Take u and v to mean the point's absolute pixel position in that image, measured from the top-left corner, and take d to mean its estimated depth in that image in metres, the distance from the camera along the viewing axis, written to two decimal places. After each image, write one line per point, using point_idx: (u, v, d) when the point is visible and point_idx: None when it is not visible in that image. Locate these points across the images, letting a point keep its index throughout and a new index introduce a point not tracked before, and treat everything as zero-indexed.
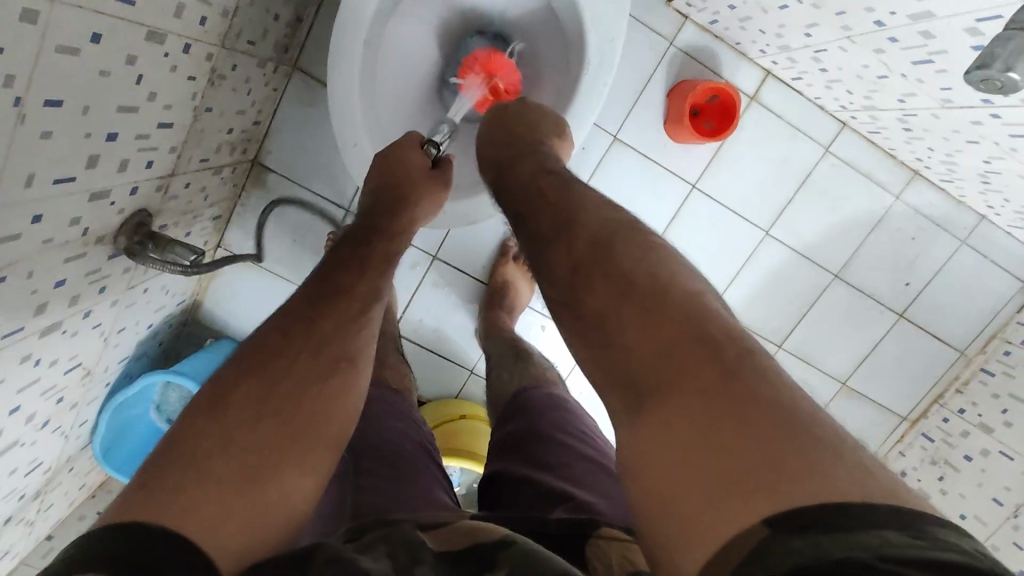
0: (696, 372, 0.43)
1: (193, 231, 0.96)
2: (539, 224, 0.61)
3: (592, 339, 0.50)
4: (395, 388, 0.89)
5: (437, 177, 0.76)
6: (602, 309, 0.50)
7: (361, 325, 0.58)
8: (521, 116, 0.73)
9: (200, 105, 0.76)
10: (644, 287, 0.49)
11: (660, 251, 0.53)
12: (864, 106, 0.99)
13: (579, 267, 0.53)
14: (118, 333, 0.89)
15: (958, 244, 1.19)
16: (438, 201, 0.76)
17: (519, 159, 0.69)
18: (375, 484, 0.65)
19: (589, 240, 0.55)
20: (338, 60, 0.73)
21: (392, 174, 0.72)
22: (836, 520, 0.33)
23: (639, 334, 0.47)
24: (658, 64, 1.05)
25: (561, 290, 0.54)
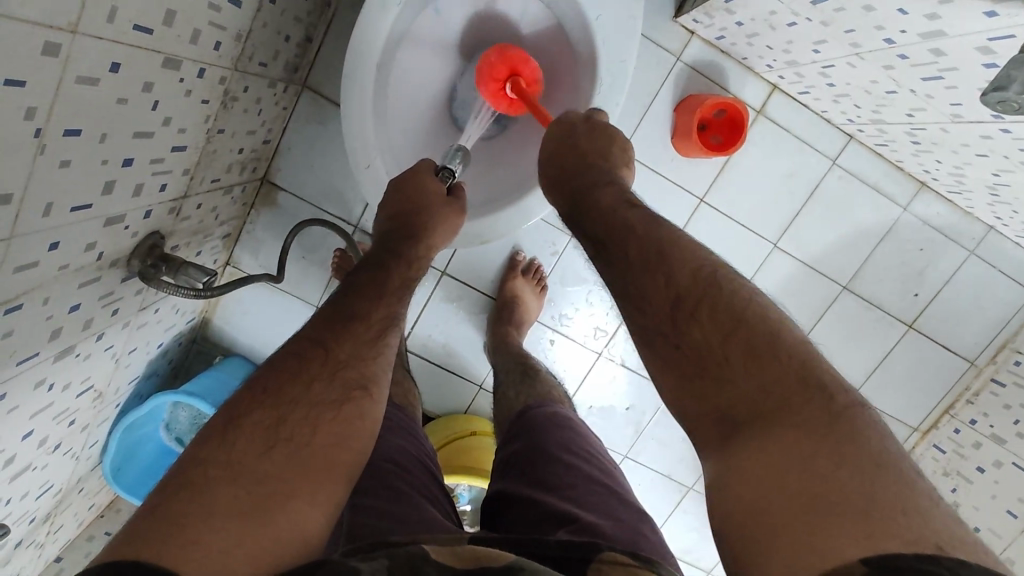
0: (799, 409, 0.44)
1: (203, 250, 0.96)
2: (622, 255, 0.58)
3: (686, 367, 0.51)
4: (401, 406, 0.88)
5: (455, 205, 0.75)
6: (702, 343, 0.50)
7: (374, 349, 0.58)
8: (591, 147, 0.70)
9: (212, 126, 0.76)
10: (748, 323, 0.49)
11: (734, 289, 0.52)
12: (871, 120, 0.99)
13: (677, 297, 0.52)
14: (129, 354, 0.89)
15: (966, 255, 1.19)
16: (456, 223, 0.75)
17: (600, 187, 0.66)
18: (373, 501, 0.64)
19: (691, 273, 0.53)
20: (350, 83, 0.73)
21: (412, 203, 0.72)
22: (929, 567, 0.34)
23: (744, 370, 0.47)
24: (665, 79, 1.06)
25: (653, 320, 0.54)
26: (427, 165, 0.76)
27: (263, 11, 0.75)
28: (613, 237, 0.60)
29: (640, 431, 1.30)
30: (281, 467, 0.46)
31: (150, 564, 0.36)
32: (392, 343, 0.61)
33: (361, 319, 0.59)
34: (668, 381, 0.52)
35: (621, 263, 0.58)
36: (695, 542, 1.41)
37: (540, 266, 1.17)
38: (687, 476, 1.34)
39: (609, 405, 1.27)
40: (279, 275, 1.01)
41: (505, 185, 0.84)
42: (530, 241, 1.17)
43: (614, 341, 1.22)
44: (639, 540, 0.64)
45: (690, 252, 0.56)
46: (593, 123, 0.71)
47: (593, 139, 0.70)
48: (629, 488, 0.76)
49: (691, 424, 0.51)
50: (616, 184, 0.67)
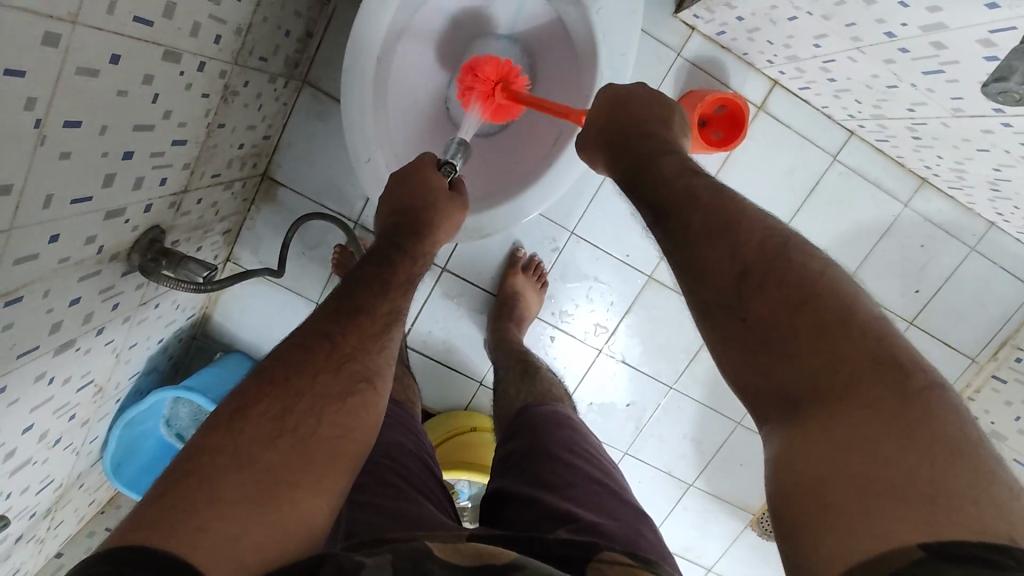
0: (870, 387, 0.42)
1: (203, 245, 0.96)
2: (684, 225, 0.54)
3: (750, 341, 0.47)
4: (398, 400, 0.86)
5: (457, 201, 0.75)
6: (769, 317, 0.46)
7: (373, 342, 0.58)
8: (645, 116, 0.66)
9: (212, 121, 0.76)
10: (817, 296, 0.45)
11: (805, 258, 0.48)
12: (872, 116, 0.99)
13: (743, 272, 0.49)
14: (129, 349, 0.89)
15: (967, 251, 1.19)
16: (457, 222, 0.75)
17: (660, 155, 0.61)
18: (370, 497, 0.63)
19: (759, 246, 0.49)
20: (351, 74, 0.71)
21: (413, 199, 0.71)
22: (997, 558, 0.33)
23: (810, 344, 0.44)
24: (665, 75, 1.05)
25: (715, 292, 0.50)
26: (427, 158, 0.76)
27: (263, 6, 0.74)
28: (678, 209, 0.55)
29: (640, 428, 1.30)
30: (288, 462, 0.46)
31: (154, 549, 0.37)
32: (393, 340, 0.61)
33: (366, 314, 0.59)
34: (729, 354, 0.49)
35: (681, 233, 0.54)
36: (695, 539, 1.41)
37: (540, 262, 1.17)
38: (687, 473, 1.34)
39: (609, 402, 1.27)
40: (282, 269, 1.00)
41: (505, 181, 0.84)
42: (530, 237, 1.16)
43: (614, 338, 1.22)
44: (638, 539, 0.63)
45: (761, 222, 0.52)
46: (649, 89, 0.69)
47: (644, 103, 0.67)
48: (628, 487, 0.76)
49: (752, 395, 0.48)
50: (678, 155, 0.62)
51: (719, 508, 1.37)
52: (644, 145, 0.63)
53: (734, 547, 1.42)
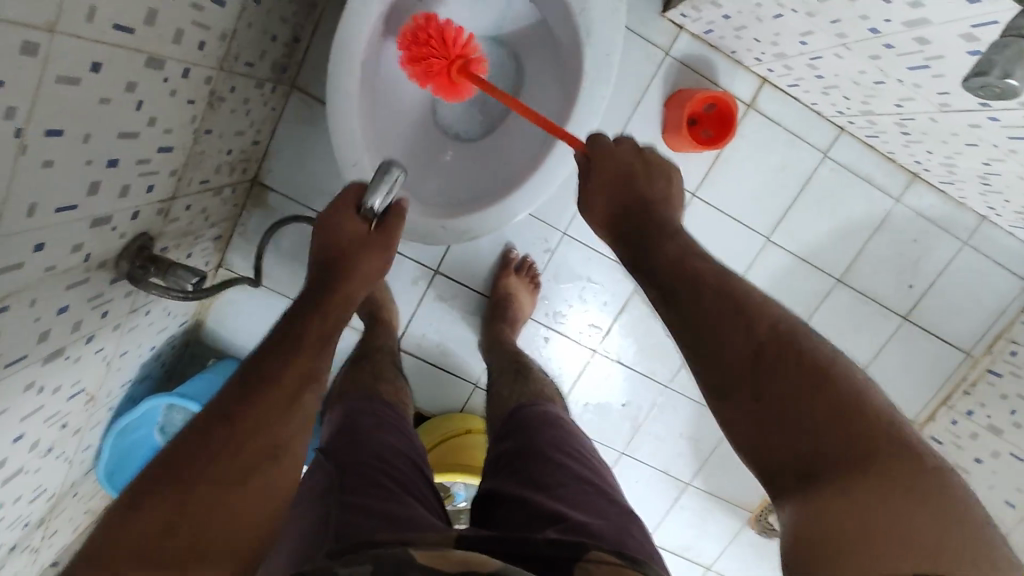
0: (885, 462, 0.42)
1: (194, 251, 0.96)
2: (696, 303, 0.54)
3: (765, 417, 0.47)
4: (389, 401, 0.85)
5: (381, 245, 0.70)
6: (785, 394, 0.46)
7: (317, 365, 0.61)
8: (652, 193, 0.68)
9: (199, 127, 0.76)
10: (832, 376, 0.46)
11: (813, 343, 0.49)
12: (861, 112, 0.99)
13: (757, 351, 0.49)
14: (121, 357, 0.88)
15: (960, 246, 1.19)
16: (378, 270, 0.70)
17: (665, 238, 0.63)
18: (359, 498, 0.63)
19: (771, 329, 0.50)
20: (338, 77, 0.70)
21: (326, 248, 0.69)
22: None
23: (827, 421, 0.44)
24: (654, 74, 1.06)
25: (728, 370, 0.50)
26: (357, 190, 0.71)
27: (247, 11, 0.74)
28: (687, 288, 0.56)
29: (637, 427, 1.30)
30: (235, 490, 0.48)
31: None
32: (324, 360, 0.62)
33: (311, 334, 0.61)
34: (741, 429, 0.48)
35: (692, 309, 0.54)
36: (694, 538, 1.41)
37: (532, 263, 1.16)
38: (685, 472, 1.34)
39: (605, 401, 1.27)
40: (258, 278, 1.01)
41: (492, 183, 0.83)
42: (522, 238, 1.16)
43: (609, 337, 1.22)
44: (626, 539, 0.63)
45: (769, 306, 0.53)
46: (654, 160, 0.71)
47: (652, 180, 0.69)
48: (620, 487, 0.75)
49: (762, 471, 0.47)
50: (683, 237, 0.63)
51: (718, 507, 1.37)
52: (652, 223, 0.65)
53: (733, 545, 1.42)
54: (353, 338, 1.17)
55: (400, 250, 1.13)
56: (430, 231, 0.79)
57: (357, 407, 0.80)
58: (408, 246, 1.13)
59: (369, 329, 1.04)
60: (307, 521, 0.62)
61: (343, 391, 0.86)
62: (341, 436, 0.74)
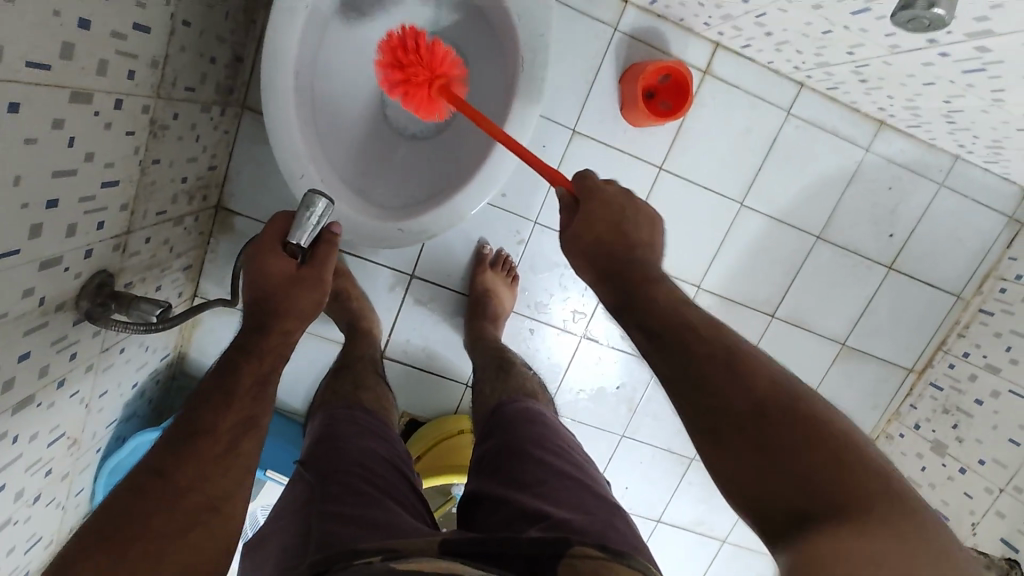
0: (878, 513, 0.41)
1: (163, 283, 0.95)
2: (687, 350, 0.55)
3: (762, 462, 0.47)
4: (371, 408, 0.84)
5: (310, 281, 0.70)
6: (781, 443, 0.47)
7: (267, 386, 0.63)
8: (638, 238, 0.70)
9: (145, 157, 0.76)
10: (827, 429, 0.46)
11: (812, 399, 0.50)
12: (817, 64, 0.97)
13: (753, 399, 0.49)
14: (100, 397, 0.88)
15: (936, 188, 1.18)
16: (313, 307, 0.70)
17: (648, 284, 0.64)
18: (339, 509, 0.62)
19: (766, 380, 0.50)
20: (273, 90, 0.68)
21: (257, 291, 0.68)
22: None
23: (821, 473, 0.44)
24: (605, 52, 1.04)
25: (726, 417, 0.50)
26: (281, 223, 0.73)
27: (178, 35, 0.73)
28: (674, 331, 0.57)
29: (634, 409, 1.29)
30: (195, 514, 0.50)
31: None
32: (275, 382, 0.65)
33: (259, 354, 0.63)
34: (739, 476, 0.48)
35: (687, 355, 0.54)
36: (706, 512, 1.40)
37: (507, 256, 1.15)
38: (687, 447, 1.33)
39: (599, 386, 1.26)
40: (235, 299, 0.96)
41: (446, 182, 0.83)
42: (494, 232, 1.15)
43: (594, 321, 1.21)
44: (609, 532, 0.62)
45: (767, 360, 0.53)
46: (637, 209, 0.72)
47: (640, 227, 0.70)
48: (604, 482, 0.75)
49: (757, 522, 0.47)
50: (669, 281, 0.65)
51: None
52: (640, 272, 0.66)
53: None
54: (335, 350, 1.17)
55: (374, 259, 1.12)
56: (386, 235, 0.78)
57: (338, 416, 0.80)
58: (381, 253, 1.12)
59: (349, 341, 1.03)
60: (289, 536, 0.61)
61: (326, 401, 0.85)
62: (320, 444, 0.73)
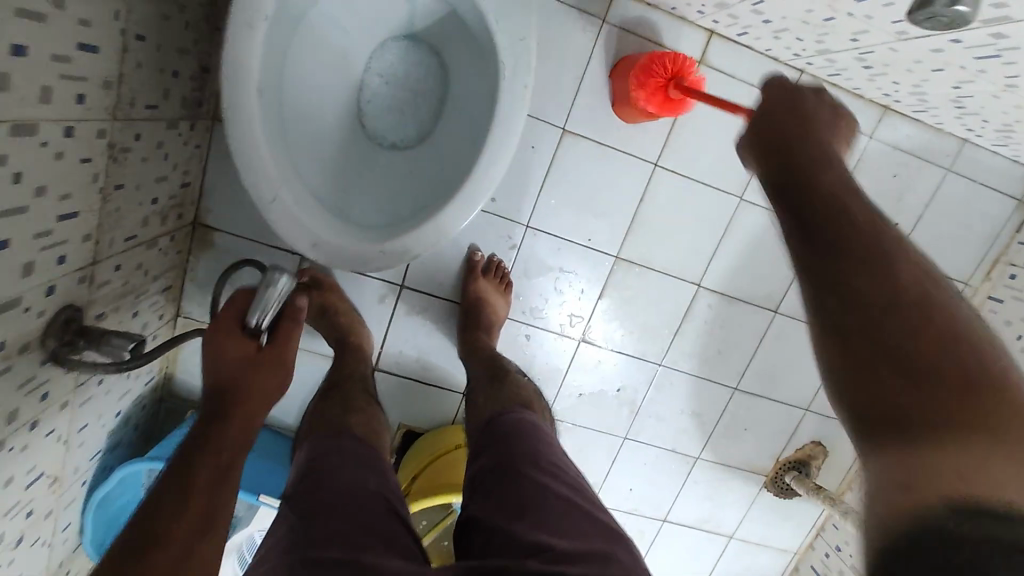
0: (993, 430, 0.37)
1: (140, 309, 0.91)
2: (812, 210, 0.48)
3: (876, 359, 0.41)
4: (360, 436, 0.79)
5: (268, 365, 0.72)
6: (903, 343, 0.41)
7: (228, 474, 0.63)
8: (806, 134, 0.54)
9: (105, 184, 0.71)
10: (960, 343, 0.40)
11: (948, 301, 0.43)
12: (817, 51, 0.92)
13: (894, 297, 0.42)
14: (80, 431, 0.84)
15: (943, 173, 1.13)
16: (274, 387, 0.72)
17: (818, 160, 0.51)
18: (325, 560, 0.58)
19: (916, 296, 0.42)
20: (236, 111, 0.62)
21: (213, 376, 0.70)
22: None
23: (945, 394, 0.39)
24: (594, 45, 0.99)
25: (867, 287, 0.43)
26: (240, 303, 0.76)
27: (133, 52, 0.68)
28: (818, 202, 0.48)
29: (636, 411, 1.26)
30: None
31: None
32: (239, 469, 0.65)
33: (216, 447, 0.63)
34: (835, 357, 0.43)
35: (816, 228, 0.47)
36: (712, 510, 1.37)
37: (500, 262, 1.11)
38: (691, 447, 1.30)
39: (600, 389, 1.23)
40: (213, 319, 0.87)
41: (431, 195, 0.78)
42: (485, 238, 1.10)
43: (592, 325, 1.17)
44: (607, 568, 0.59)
45: (915, 258, 0.45)
46: (827, 100, 0.58)
47: (828, 122, 0.56)
48: (603, 505, 0.72)
49: (851, 421, 0.42)
50: (837, 168, 0.51)
51: (731, 476, 1.34)
52: (804, 151, 0.53)
53: (753, 511, 1.39)
54: (325, 365, 1.13)
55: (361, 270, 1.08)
56: (367, 257, 0.72)
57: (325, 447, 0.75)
58: None
59: (339, 359, 0.99)
60: None
61: (312, 431, 0.81)
62: (305, 481, 0.69)
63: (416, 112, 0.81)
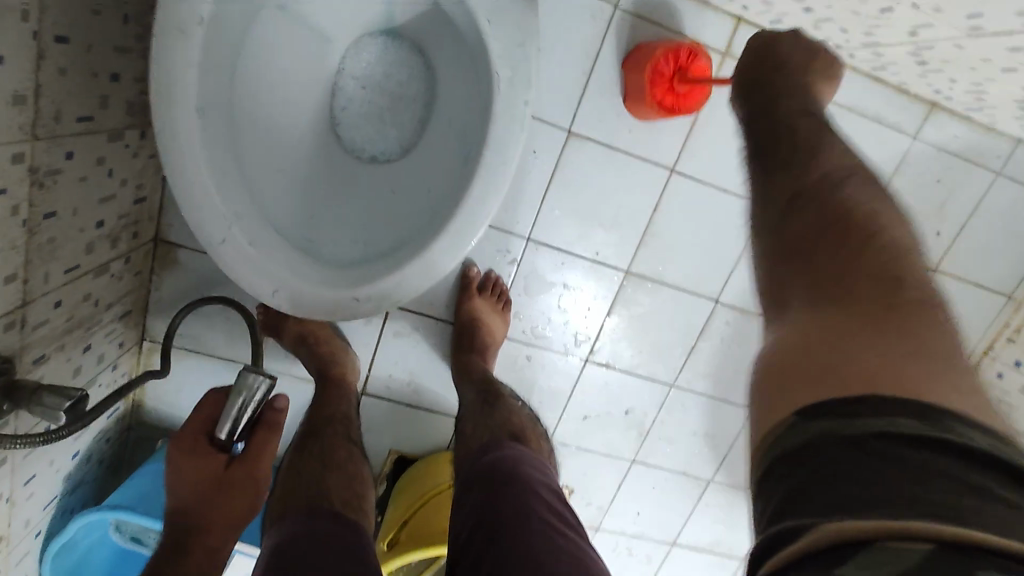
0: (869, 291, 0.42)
1: (92, 342, 0.81)
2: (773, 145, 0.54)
3: (786, 252, 0.48)
4: (335, 514, 0.69)
5: (235, 483, 0.67)
6: (806, 231, 0.47)
7: None
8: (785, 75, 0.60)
9: (30, 214, 0.59)
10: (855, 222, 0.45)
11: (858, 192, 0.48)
12: (864, 44, 0.80)
13: (797, 193, 0.49)
14: (26, 485, 0.75)
15: (993, 177, 1.01)
16: (242, 511, 0.67)
17: (784, 95, 0.58)
18: None
19: (822, 175, 0.49)
20: (172, 139, 0.53)
21: (176, 497, 0.66)
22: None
23: (829, 251, 0.45)
24: (604, 34, 0.87)
25: (780, 188, 0.51)
26: (211, 406, 0.72)
27: (51, 56, 0.56)
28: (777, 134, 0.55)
29: (645, 433, 1.17)
30: None
31: None
32: None
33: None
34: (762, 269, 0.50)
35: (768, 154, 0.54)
36: (724, 532, 1.29)
37: (497, 278, 1.01)
38: (703, 469, 1.21)
39: (606, 411, 1.14)
40: (167, 367, 0.85)
41: (417, 223, 0.67)
42: (481, 251, 1.00)
43: (599, 344, 1.07)
44: None
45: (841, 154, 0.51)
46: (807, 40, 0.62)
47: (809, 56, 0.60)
48: None
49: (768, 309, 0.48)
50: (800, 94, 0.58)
51: (744, 498, 1.26)
52: (773, 87, 0.59)
53: None
54: (308, 391, 1.04)
55: None
56: (340, 301, 0.63)
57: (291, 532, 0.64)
58: None
59: (319, 392, 0.89)
60: None
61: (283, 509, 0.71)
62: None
63: (399, 120, 0.69)
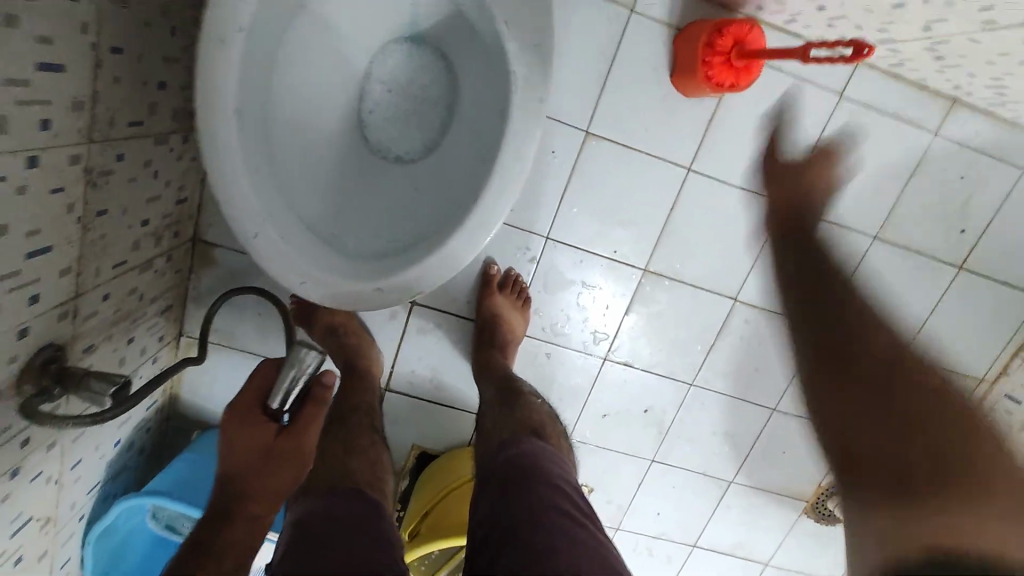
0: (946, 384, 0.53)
1: (135, 334, 0.86)
2: None
3: None
4: (358, 496, 0.71)
5: (284, 453, 0.69)
6: None
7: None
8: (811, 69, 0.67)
9: (85, 211, 0.64)
10: None
11: None
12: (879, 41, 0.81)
13: None
14: (73, 469, 0.79)
15: (1019, 173, 1.00)
16: (288, 484, 0.68)
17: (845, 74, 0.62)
18: None
19: None
20: (214, 139, 0.57)
21: (226, 464, 0.68)
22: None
23: None
24: (620, 37, 0.90)
25: None
26: (263, 377, 0.76)
27: (107, 65, 0.61)
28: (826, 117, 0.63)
29: (665, 432, 1.17)
30: None
31: None
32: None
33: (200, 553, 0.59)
34: None
35: None
36: (745, 535, 1.28)
37: (518, 276, 1.03)
38: (724, 470, 1.21)
39: (626, 409, 1.14)
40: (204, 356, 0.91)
41: (436, 218, 0.70)
42: (501, 250, 1.02)
43: (618, 342, 1.08)
44: None
45: None
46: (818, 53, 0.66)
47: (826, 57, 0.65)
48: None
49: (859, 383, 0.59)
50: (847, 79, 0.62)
51: (767, 501, 1.25)
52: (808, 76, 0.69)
53: (790, 537, 1.29)
54: None
55: None
56: (363, 293, 0.66)
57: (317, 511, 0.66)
58: None
59: (345, 385, 0.93)
60: None
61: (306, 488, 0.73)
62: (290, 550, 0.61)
63: (421, 120, 0.73)
